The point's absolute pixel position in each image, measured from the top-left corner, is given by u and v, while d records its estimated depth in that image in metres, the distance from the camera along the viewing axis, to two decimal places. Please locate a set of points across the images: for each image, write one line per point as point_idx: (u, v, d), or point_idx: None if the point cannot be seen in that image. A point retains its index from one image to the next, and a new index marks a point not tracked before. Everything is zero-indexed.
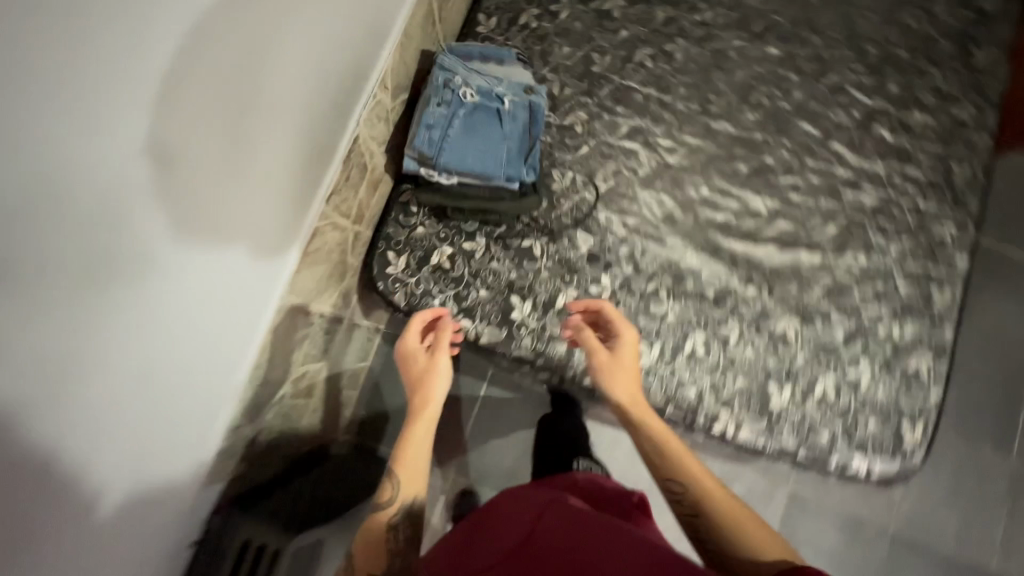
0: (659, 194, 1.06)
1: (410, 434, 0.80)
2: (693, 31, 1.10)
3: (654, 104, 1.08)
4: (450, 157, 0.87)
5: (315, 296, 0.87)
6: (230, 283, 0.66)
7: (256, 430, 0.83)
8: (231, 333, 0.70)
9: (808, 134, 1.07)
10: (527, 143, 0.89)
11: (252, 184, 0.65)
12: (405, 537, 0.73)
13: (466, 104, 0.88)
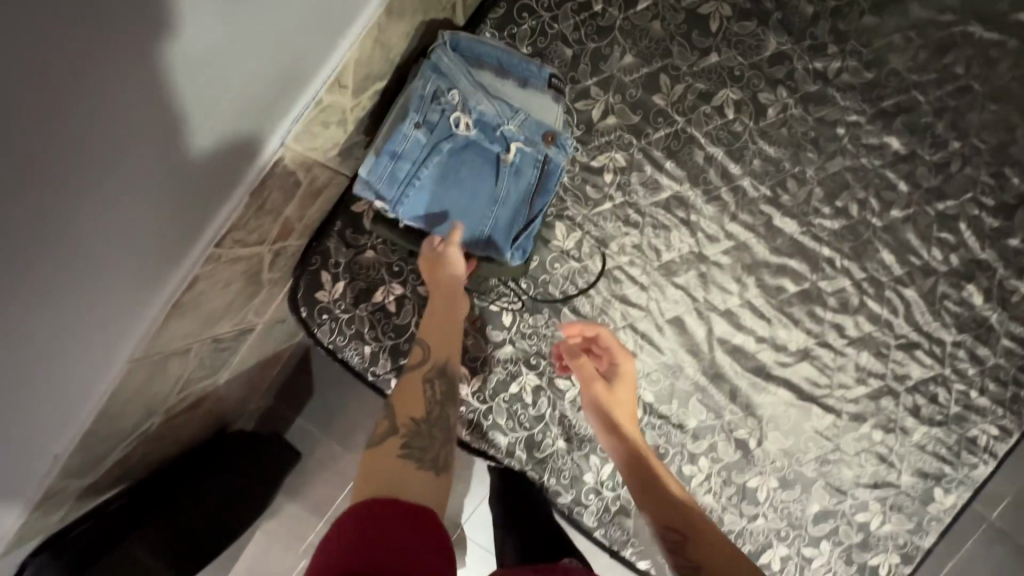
0: (676, 288, 0.83)
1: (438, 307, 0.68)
2: (806, 81, 0.80)
3: (714, 172, 0.81)
4: (414, 205, 0.69)
5: (201, 332, 0.68)
6: (37, 371, 0.45)
7: (95, 474, 0.68)
8: (37, 419, 0.50)
9: (885, 268, 0.83)
10: (522, 210, 0.71)
11: (75, 264, 0.42)
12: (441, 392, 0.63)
13: (455, 137, 0.67)
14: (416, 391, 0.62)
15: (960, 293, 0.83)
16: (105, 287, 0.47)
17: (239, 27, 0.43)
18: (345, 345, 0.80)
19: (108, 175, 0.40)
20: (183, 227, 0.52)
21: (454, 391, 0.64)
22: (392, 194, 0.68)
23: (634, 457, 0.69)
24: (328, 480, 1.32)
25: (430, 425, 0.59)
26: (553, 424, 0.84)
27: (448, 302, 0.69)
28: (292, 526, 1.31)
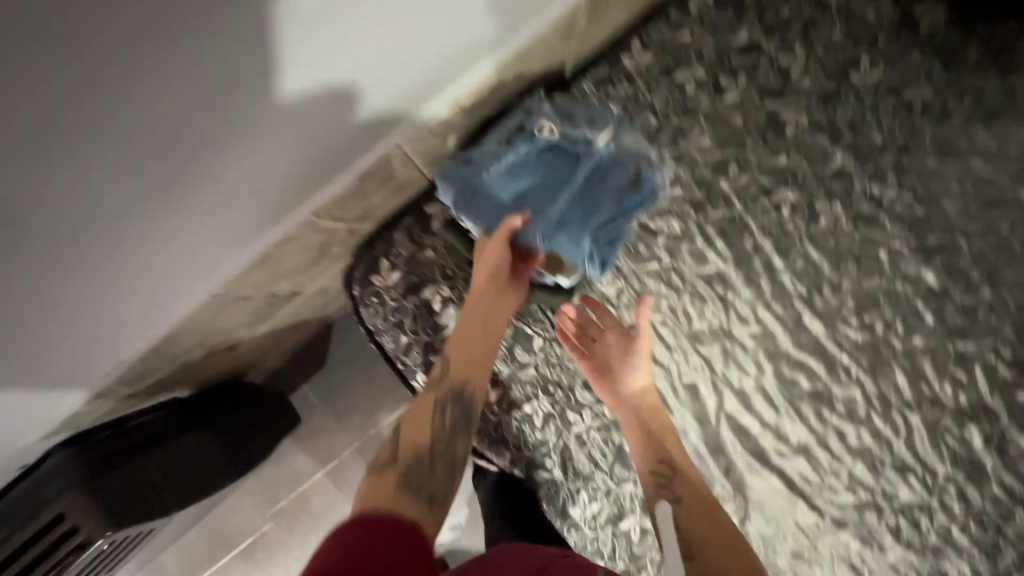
0: (699, 356, 0.88)
1: (469, 329, 0.72)
2: (860, 202, 0.86)
3: (758, 261, 0.86)
4: (491, 203, 0.75)
5: (269, 284, 0.74)
6: (157, 272, 0.54)
7: (137, 387, 0.72)
8: (145, 318, 0.59)
9: (896, 389, 0.87)
10: (603, 212, 0.75)
11: (220, 190, 0.52)
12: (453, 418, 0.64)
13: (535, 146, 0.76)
14: (425, 419, 0.63)
15: (961, 432, 0.86)
16: (232, 220, 0.57)
17: (405, 44, 0.55)
18: (385, 330, 0.86)
19: (270, 132, 0.51)
20: (294, 188, 0.60)
21: (466, 418, 0.66)
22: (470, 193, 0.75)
23: (642, 433, 0.82)
24: (316, 451, 1.35)
25: (433, 455, 0.61)
26: (554, 451, 0.88)
27: (479, 320, 0.72)
28: (272, 486, 1.35)
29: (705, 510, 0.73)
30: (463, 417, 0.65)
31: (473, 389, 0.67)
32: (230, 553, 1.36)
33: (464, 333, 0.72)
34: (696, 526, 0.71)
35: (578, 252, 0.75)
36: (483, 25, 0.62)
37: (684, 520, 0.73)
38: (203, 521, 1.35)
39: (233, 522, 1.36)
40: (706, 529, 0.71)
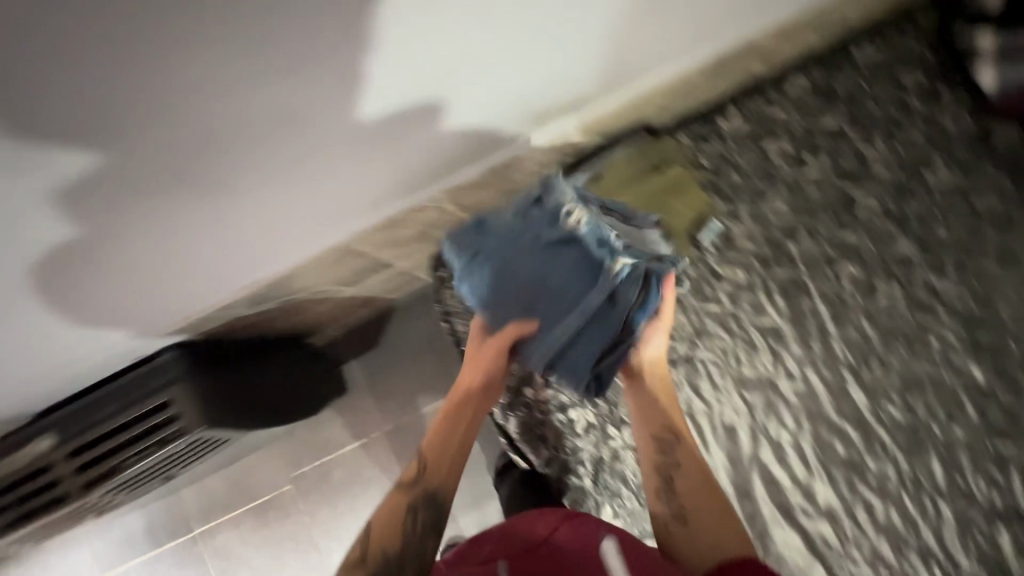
0: (742, 401, 0.93)
1: (446, 433, 0.83)
2: (918, 289, 0.92)
3: (812, 324, 0.92)
4: (497, 299, 0.79)
5: (379, 247, 0.84)
6: (315, 208, 0.69)
7: (249, 311, 0.83)
8: (296, 248, 0.74)
9: (930, 475, 0.89)
10: (603, 338, 0.76)
11: (380, 151, 0.66)
12: (422, 522, 0.76)
13: (558, 248, 0.76)
14: (394, 523, 0.75)
15: (992, 531, 0.87)
16: (380, 179, 0.71)
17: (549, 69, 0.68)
18: (460, 312, 0.95)
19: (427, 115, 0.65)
20: (437, 156, 0.73)
21: (434, 522, 0.78)
22: (480, 279, 0.79)
23: (652, 409, 0.83)
24: (350, 424, 1.42)
25: (402, 558, 0.72)
26: (588, 460, 0.93)
27: (457, 424, 0.84)
28: (301, 450, 1.42)
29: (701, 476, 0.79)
30: (429, 521, 0.77)
31: (441, 494, 0.79)
32: (249, 504, 1.43)
33: (441, 438, 0.83)
34: (690, 490, 0.78)
35: (569, 371, 0.77)
36: (620, 55, 0.71)
37: (680, 482, 0.79)
38: (232, 468, 1.42)
39: (258, 476, 1.42)
40: (700, 492, 0.77)
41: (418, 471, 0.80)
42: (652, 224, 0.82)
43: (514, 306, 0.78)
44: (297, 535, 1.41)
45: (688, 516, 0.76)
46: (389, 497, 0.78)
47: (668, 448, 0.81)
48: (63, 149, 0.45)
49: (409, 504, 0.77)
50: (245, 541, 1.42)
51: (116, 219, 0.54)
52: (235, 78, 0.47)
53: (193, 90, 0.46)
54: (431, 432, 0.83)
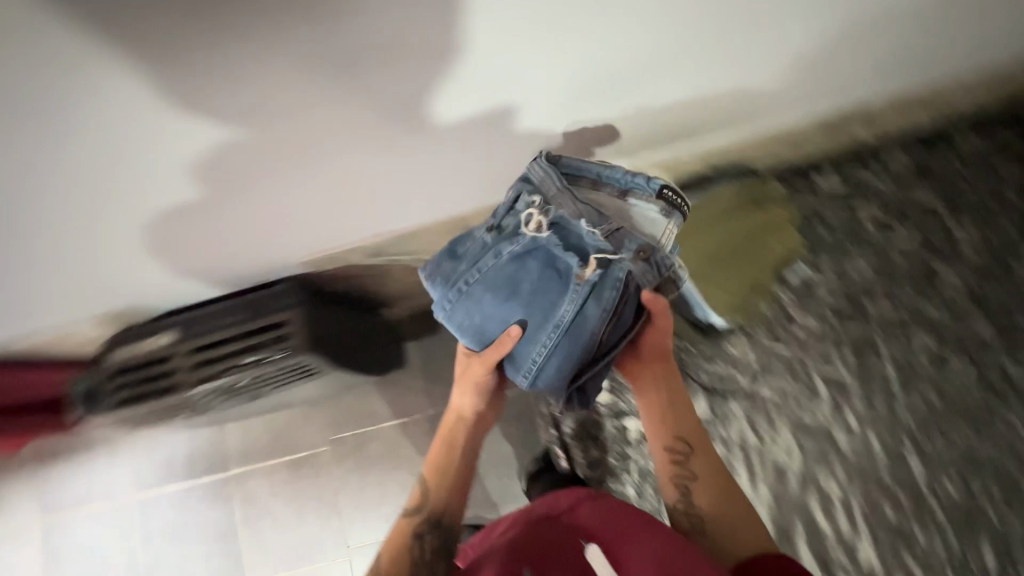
0: (797, 445, 0.95)
1: (440, 454, 0.95)
2: (993, 372, 0.92)
3: (876, 383, 0.95)
4: (476, 324, 0.73)
5: None
6: (445, 180, 0.78)
7: (360, 262, 0.92)
8: (416, 212, 0.84)
9: (987, 568, 0.85)
10: (580, 351, 0.71)
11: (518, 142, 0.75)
12: (431, 541, 0.88)
13: (524, 257, 0.69)
14: (403, 547, 0.87)
15: None
16: (508, 167, 0.80)
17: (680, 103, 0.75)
18: None
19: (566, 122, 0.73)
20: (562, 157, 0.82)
21: (444, 539, 0.89)
22: (456, 308, 0.72)
23: (666, 415, 0.81)
24: (395, 401, 1.48)
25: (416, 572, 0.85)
26: (634, 468, 0.98)
27: (455, 453, 0.96)
28: (345, 416, 1.49)
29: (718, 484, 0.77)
30: (437, 542, 0.88)
31: (446, 515, 0.90)
32: (285, 457, 1.49)
33: (438, 462, 0.95)
34: (709, 500, 0.75)
35: (548, 384, 0.75)
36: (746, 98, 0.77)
37: (696, 491, 0.76)
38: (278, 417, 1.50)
39: (300, 433, 1.49)
40: (717, 498, 0.75)
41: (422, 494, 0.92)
42: (654, 196, 0.71)
43: (491, 328, 0.73)
44: (323, 496, 1.46)
45: (705, 525, 0.73)
46: (399, 520, 0.91)
47: (681, 454, 0.78)
48: (199, 123, 0.55)
49: (417, 530, 0.89)
50: (275, 491, 1.48)
51: (261, 176, 0.66)
52: (426, 62, 0.56)
53: (386, 68, 0.56)
54: (432, 462, 0.95)
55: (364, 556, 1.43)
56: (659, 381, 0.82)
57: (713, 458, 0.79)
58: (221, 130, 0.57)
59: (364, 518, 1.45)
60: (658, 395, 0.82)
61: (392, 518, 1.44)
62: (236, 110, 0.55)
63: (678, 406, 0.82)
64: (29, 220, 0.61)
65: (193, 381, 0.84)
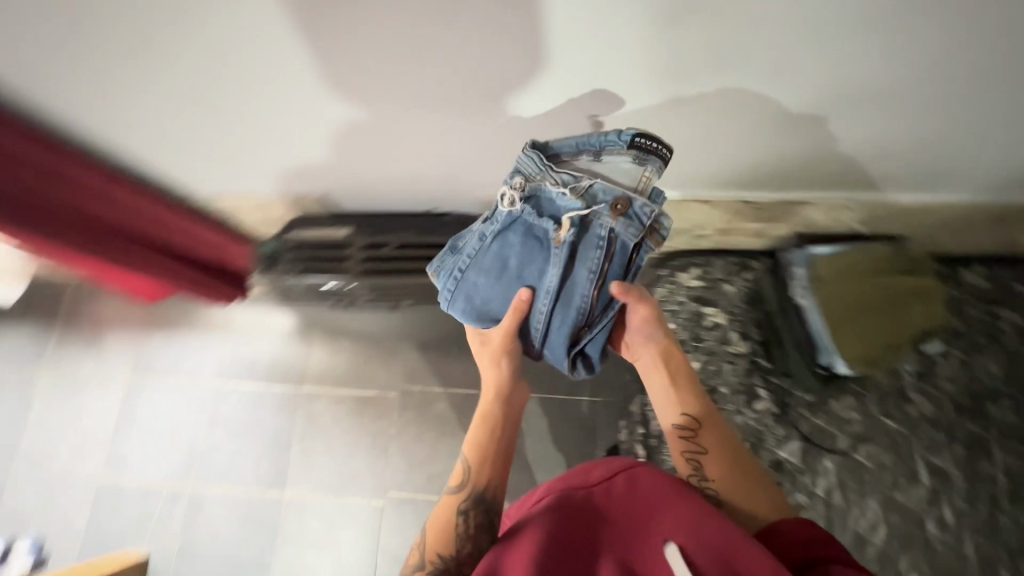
0: (884, 521, 0.93)
1: (482, 428, 0.90)
2: None
3: (983, 488, 0.92)
4: (480, 306, 0.84)
5: None
6: None
7: None
8: None
9: None
10: (574, 314, 0.81)
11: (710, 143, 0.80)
12: (478, 521, 0.83)
13: (508, 232, 0.80)
14: (448, 524, 0.83)
15: None
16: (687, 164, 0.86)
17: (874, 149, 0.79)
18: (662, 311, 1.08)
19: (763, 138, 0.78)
20: (737, 171, 0.87)
21: (489, 521, 0.84)
22: (457, 295, 0.84)
23: (665, 396, 0.87)
24: (467, 370, 1.54)
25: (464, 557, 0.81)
26: None
27: (495, 430, 0.90)
28: (420, 370, 1.56)
29: (730, 457, 0.81)
30: (481, 522, 0.83)
31: (486, 492, 0.85)
32: (355, 391, 1.58)
33: (478, 439, 0.89)
34: (720, 471, 0.80)
35: (553, 351, 0.85)
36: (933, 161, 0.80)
37: (708, 466, 0.80)
38: (356, 352, 1.59)
39: (375, 372, 1.58)
40: (730, 473, 0.79)
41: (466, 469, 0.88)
42: (626, 149, 0.71)
43: (495, 306, 0.84)
44: (379, 437, 1.53)
45: (723, 496, 0.77)
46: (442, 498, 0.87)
47: (690, 431, 0.83)
48: (469, 48, 0.64)
49: (462, 506, 0.85)
50: (336, 418, 1.56)
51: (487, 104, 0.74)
52: (679, 51, 0.62)
53: (645, 45, 0.62)
54: (471, 442, 0.90)
55: (400, 505, 1.48)
56: (657, 364, 0.88)
57: (719, 431, 0.83)
58: (484, 59, 0.65)
59: (411, 469, 1.50)
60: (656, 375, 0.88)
61: (434, 478, 1.48)
62: (505, 46, 0.63)
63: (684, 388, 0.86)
64: (298, 84, 0.72)
65: (368, 258, 1.03)
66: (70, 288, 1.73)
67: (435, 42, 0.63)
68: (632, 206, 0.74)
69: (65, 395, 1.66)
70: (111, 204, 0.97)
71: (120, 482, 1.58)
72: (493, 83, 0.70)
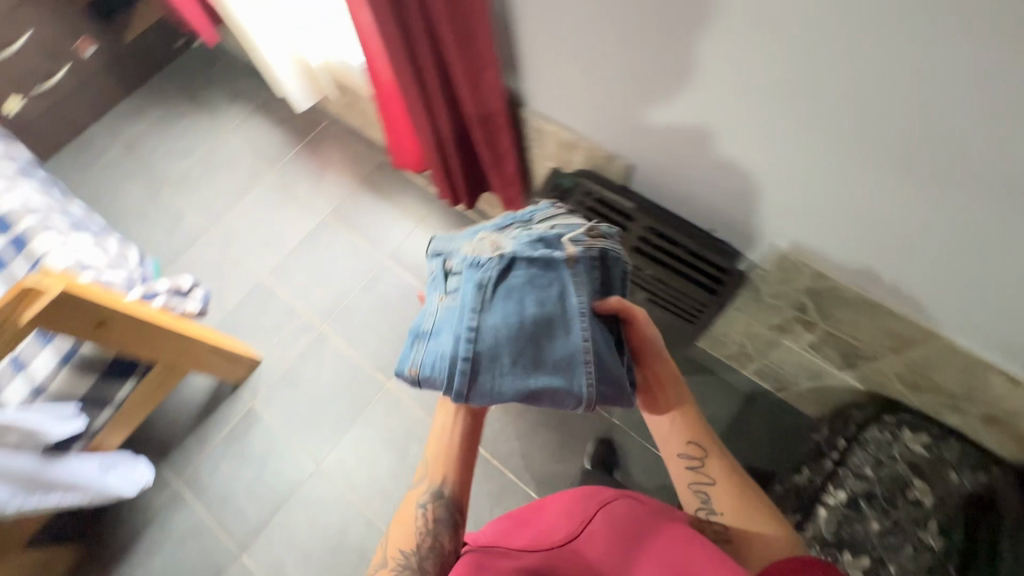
0: None
1: (438, 432, 1.01)
2: None
3: None
4: (513, 363, 0.74)
5: (908, 348, 0.91)
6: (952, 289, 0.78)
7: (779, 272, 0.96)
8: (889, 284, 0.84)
9: None
10: (606, 335, 0.80)
11: None
12: (436, 514, 0.94)
13: (506, 277, 0.78)
14: (410, 517, 0.95)
15: None
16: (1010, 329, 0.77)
17: None
18: (864, 454, 1.01)
19: None
20: None
21: (447, 515, 0.94)
22: (478, 363, 0.74)
23: (673, 425, 0.91)
24: None
25: (420, 552, 0.91)
26: None
27: (447, 437, 0.99)
28: None
29: (732, 492, 0.85)
30: (439, 516, 0.94)
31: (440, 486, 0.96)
32: None
33: (438, 444, 1.00)
34: (723, 499, 0.86)
35: (607, 385, 0.77)
36: None
37: (715, 501, 0.86)
38: None
39: None
40: (742, 512, 0.83)
41: (426, 472, 1.00)
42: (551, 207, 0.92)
43: (524, 365, 0.75)
44: None
45: (732, 533, 0.82)
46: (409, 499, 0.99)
47: (696, 462, 0.88)
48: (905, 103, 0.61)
49: (421, 501, 0.97)
50: None
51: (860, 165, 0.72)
52: None
53: None
54: (430, 448, 1.01)
55: None
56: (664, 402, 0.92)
57: (726, 465, 0.88)
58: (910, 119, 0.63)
59: (499, 433, 1.53)
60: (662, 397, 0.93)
61: (515, 453, 1.51)
62: (946, 120, 0.60)
63: (681, 416, 0.91)
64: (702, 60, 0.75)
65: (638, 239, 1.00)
66: (327, 123, 1.98)
67: (875, 83, 0.62)
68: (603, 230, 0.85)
69: (275, 198, 1.89)
70: (480, 102, 1.02)
71: (275, 289, 1.75)
72: (884, 155, 0.68)
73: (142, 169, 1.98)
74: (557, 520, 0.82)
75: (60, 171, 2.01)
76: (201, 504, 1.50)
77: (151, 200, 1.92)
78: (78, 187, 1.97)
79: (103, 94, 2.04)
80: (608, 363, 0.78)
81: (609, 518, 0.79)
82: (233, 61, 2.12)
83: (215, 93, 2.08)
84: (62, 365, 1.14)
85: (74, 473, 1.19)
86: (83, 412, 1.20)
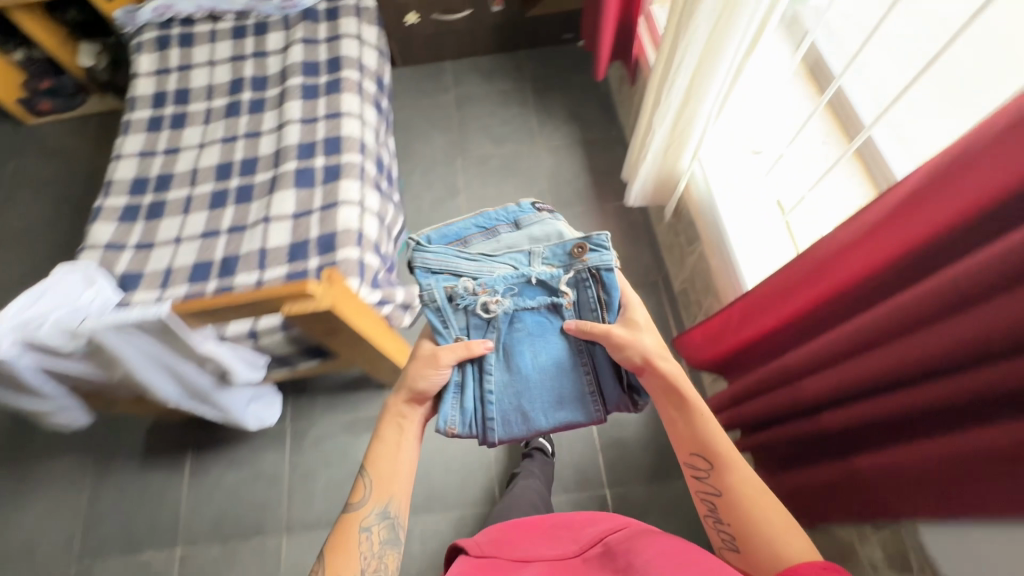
0: None
1: (378, 447, 0.89)
2: None
3: None
4: (539, 405, 0.92)
5: None
6: None
7: None
8: None
9: None
10: (607, 360, 0.92)
11: None
12: (382, 532, 0.83)
13: (508, 331, 0.93)
14: (353, 543, 0.80)
15: None
16: None
17: None
18: None
19: None
20: None
21: (394, 531, 0.84)
22: (501, 412, 0.92)
23: (689, 430, 0.80)
24: None
25: None
26: None
27: (396, 450, 0.88)
28: None
29: (740, 507, 0.73)
30: (388, 537, 0.83)
31: (392, 509, 0.84)
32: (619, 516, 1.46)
33: (377, 460, 0.87)
34: (730, 509, 0.73)
35: (606, 404, 0.93)
36: None
37: (721, 512, 0.75)
38: None
39: None
40: (751, 526, 0.70)
41: (362, 485, 0.85)
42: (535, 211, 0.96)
43: (535, 406, 0.93)
44: None
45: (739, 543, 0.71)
46: (343, 524, 0.82)
47: (702, 469, 0.78)
48: None
49: (364, 521, 0.82)
50: None
51: None
52: None
53: None
54: (375, 464, 0.87)
55: None
56: (669, 395, 0.83)
57: (741, 474, 0.75)
58: None
59: None
60: (664, 405, 0.83)
61: None
62: None
63: (693, 421, 0.80)
64: None
65: None
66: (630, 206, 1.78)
67: None
68: (589, 249, 0.88)
69: None
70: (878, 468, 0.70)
71: None
72: None
73: (456, 128, 1.99)
74: (568, 540, 0.82)
75: (401, 84, 2.11)
76: (290, 461, 1.52)
77: (444, 163, 1.93)
78: (403, 109, 2.05)
79: (476, 43, 2.06)
80: (605, 390, 0.93)
81: (612, 536, 0.76)
82: (593, 85, 2.01)
83: (558, 102, 2.00)
84: (280, 328, 1.11)
85: (229, 400, 1.21)
86: (266, 363, 1.20)
